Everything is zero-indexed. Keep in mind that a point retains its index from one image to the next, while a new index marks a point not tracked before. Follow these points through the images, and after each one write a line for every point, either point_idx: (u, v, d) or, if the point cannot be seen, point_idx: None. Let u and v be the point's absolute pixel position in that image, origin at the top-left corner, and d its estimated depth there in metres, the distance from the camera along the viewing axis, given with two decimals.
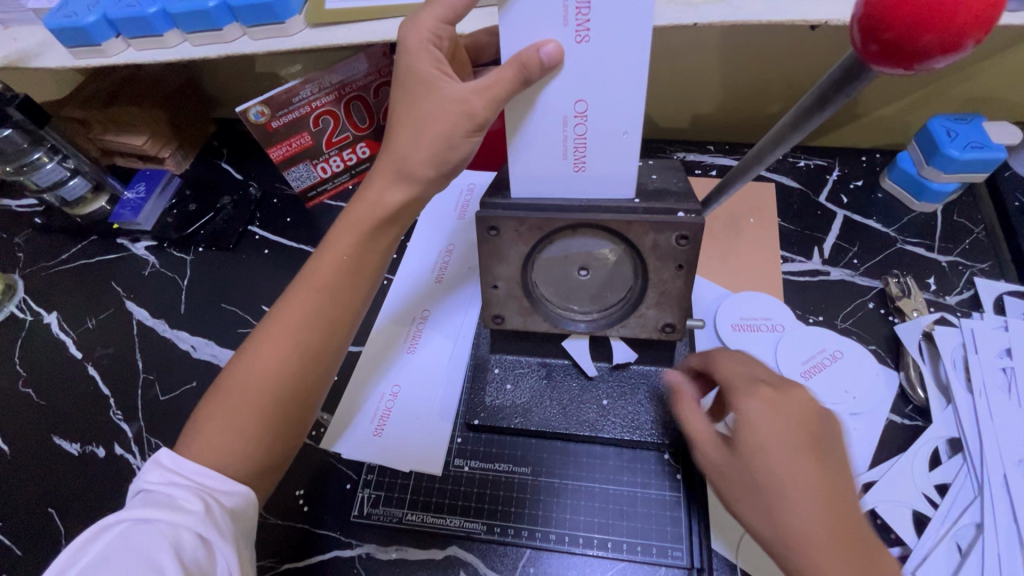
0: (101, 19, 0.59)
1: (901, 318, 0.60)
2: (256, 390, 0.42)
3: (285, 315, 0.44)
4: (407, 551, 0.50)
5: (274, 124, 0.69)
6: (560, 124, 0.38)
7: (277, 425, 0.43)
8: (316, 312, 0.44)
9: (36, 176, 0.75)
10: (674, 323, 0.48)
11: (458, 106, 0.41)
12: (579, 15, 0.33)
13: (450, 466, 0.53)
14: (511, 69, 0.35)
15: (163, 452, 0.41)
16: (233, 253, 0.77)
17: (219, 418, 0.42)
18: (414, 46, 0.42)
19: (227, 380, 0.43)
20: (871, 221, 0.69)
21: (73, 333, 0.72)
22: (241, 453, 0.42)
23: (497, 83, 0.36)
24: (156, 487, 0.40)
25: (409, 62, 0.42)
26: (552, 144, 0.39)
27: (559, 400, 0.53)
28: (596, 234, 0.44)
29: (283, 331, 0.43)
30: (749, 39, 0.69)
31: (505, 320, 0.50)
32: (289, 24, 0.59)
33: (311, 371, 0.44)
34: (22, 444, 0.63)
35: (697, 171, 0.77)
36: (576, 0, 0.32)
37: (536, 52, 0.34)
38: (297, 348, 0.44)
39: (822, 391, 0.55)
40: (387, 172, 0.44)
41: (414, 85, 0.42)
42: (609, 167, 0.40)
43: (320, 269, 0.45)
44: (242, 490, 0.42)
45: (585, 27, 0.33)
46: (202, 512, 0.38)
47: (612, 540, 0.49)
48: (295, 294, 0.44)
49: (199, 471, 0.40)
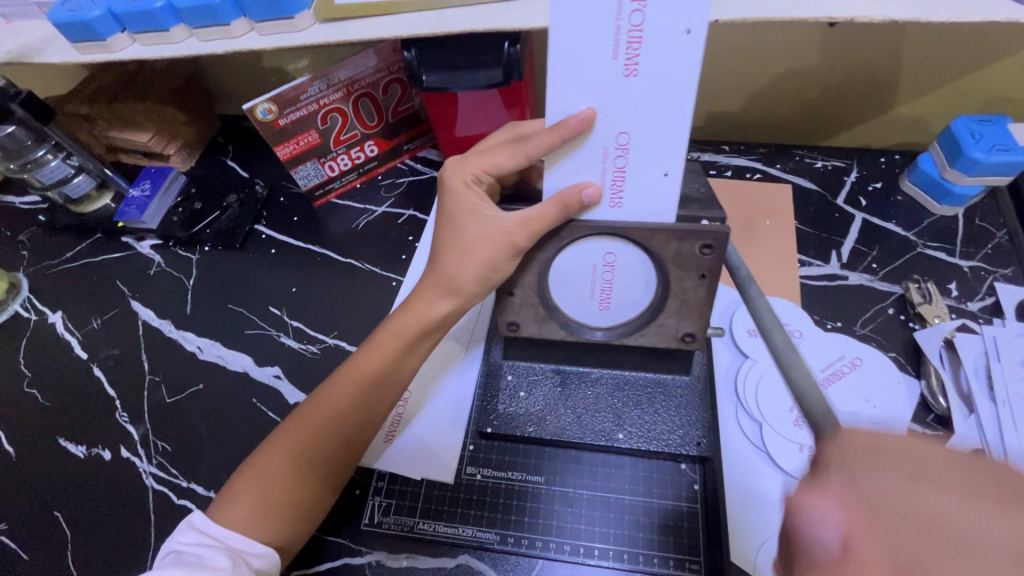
0: (106, 14, 0.58)
1: (922, 324, 0.59)
2: (290, 466, 0.45)
3: (325, 401, 0.47)
4: (417, 559, 0.49)
5: (282, 122, 0.67)
6: (590, 270, 0.45)
7: (300, 505, 0.45)
8: (353, 404, 0.47)
9: (40, 173, 0.74)
10: (694, 332, 0.47)
11: (501, 235, 0.42)
12: (616, 184, 0.39)
13: (462, 473, 0.52)
14: (553, 207, 0.39)
15: (197, 514, 0.44)
16: (240, 252, 0.76)
17: (250, 486, 0.44)
18: (459, 186, 0.44)
19: (264, 455, 0.46)
20: (890, 224, 0.68)
21: (78, 333, 0.71)
22: (265, 528, 0.43)
23: (538, 218, 0.40)
24: (188, 547, 0.43)
25: (455, 199, 0.45)
26: (580, 282, 0.46)
27: (573, 408, 0.52)
28: (620, 246, 0.43)
29: (322, 416, 0.46)
30: (768, 35, 0.67)
31: (520, 327, 0.49)
32: (298, 19, 0.57)
33: (340, 454, 0.47)
34: (28, 445, 0.63)
35: (712, 171, 0.75)
36: (613, 177, 0.39)
37: (578, 193, 0.39)
38: (333, 427, 0.46)
39: (843, 402, 0.54)
40: (437, 249, 0.46)
41: (461, 217, 0.44)
42: (650, 184, 0.38)
43: (366, 353, 0.48)
44: (270, 552, 0.43)
45: (619, 194, 0.40)
46: (229, 570, 0.41)
47: (628, 552, 0.48)
48: (336, 383, 0.48)
49: (228, 533, 0.43)
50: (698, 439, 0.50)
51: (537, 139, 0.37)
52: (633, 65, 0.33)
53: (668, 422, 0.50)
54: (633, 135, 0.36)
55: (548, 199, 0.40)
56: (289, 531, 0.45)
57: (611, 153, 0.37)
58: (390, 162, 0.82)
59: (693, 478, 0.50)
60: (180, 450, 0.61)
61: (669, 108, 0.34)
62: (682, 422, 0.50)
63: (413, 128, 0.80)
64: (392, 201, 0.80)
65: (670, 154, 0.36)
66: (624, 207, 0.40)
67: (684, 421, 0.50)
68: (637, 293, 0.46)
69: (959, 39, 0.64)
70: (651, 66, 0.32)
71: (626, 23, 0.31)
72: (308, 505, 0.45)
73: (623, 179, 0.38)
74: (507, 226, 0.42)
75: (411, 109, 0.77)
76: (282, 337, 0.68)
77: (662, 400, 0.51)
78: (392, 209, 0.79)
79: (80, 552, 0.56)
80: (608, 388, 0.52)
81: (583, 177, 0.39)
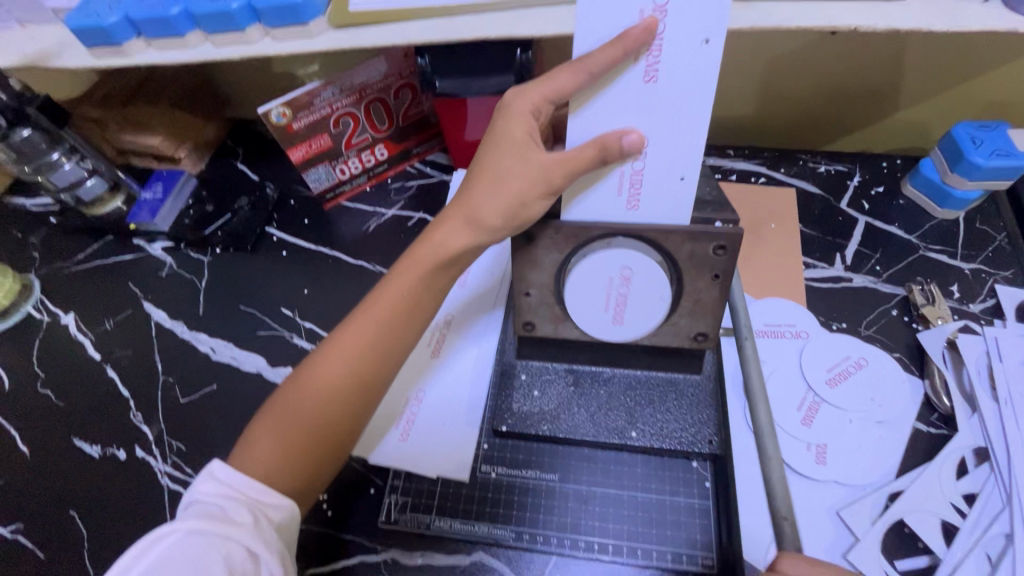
0: (122, 19, 0.59)
1: (925, 326, 0.60)
2: (307, 416, 0.45)
3: (343, 340, 0.46)
4: (433, 556, 0.50)
5: (295, 126, 0.68)
6: (606, 283, 0.46)
7: (321, 453, 0.46)
8: (370, 344, 0.46)
9: (54, 176, 0.74)
10: (707, 332, 0.48)
11: (538, 173, 0.40)
12: (633, 189, 0.41)
13: (477, 472, 0.53)
14: (593, 149, 0.38)
15: (217, 464, 0.44)
16: (252, 254, 0.77)
17: (269, 434, 0.45)
18: (514, 113, 0.42)
19: (282, 401, 0.46)
20: (892, 227, 0.69)
21: (91, 334, 0.71)
22: (285, 475, 0.45)
23: (577, 158, 0.38)
24: (209, 497, 0.43)
25: (506, 125, 0.42)
26: (595, 295, 0.47)
27: (586, 407, 0.53)
28: (637, 261, 0.44)
29: (340, 356, 0.46)
30: (772, 42, 0.68)
31: (535, 327, 0.50)
32: (312, 25, 0.58)
33: (361, 395, 0.46)
34: (43, 445, 0.63)
35: (718, 175, 0.76)
36: (630, 178, 0.40)
37: (619, 139, 0.37)
38: (347, 381, 0.46)
39: (848, 400, 0.55)
40: (459, 214, 0.45)
41: (506, 146, 0.42)
42: (667, 190, 0.40)
43: (378, 304, 0.47)
44: (289, 504, 0.44)
45: (637, 196, 0.41)
46: (252, 526, 0.41)
47: (641, 548, 0.49)
48: (354, 320, 0.47)
49: (251, 485, 0.43)
50: (710, 437, 0.51)
51: (598, 56, 0.34)
52: (653, 72, 0.35)
53: (680, 420, 0.51)
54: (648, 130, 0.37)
55: (589, 141, 0.38)
56: (308, 478, 0.46)
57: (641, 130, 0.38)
58: (400, 165, 0.83)
59: (704, 476, 0.51)
60: (194, 450, 0.62)
61: (686, 110, 0.36)
62: (694, 420, 0.51)
63: (422, 132, 0.81)
64: (402, 203, 0.80)
65: (685, 158, 0.38)
66: (641, 210, 0.42)
67: (696, 419, 0.51)
68: (653, 310, 0.47)
69: (959, 47, 0.65)
70: (670, 67, 0.35)
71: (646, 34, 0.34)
72: (326, 457, 0.46)
73: (640, 180, 0.40)
74: (545, 162, 0.40)
75: (421, 113, 0.78)
76: (294, 337, 0.69)
77: (674, 398, 0.52)
78: (402, 211, 0.80)
79: (96, 551, 0.57)
80: (620, 387, 0.53)
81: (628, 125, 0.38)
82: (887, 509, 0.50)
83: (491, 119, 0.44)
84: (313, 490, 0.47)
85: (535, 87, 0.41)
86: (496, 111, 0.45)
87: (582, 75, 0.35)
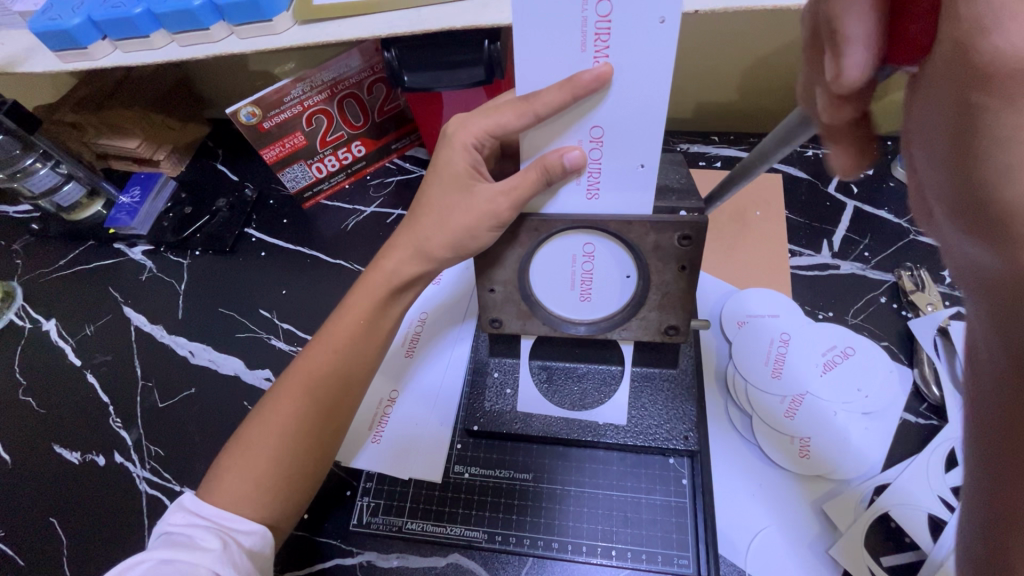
0: (86, 21, 0.58)
1: (915, 313, 0.58)
2: (276, 436, 0.45)
3: (304, 363, 0.47)
4: (407, 559, 0.49)
5: (266, 125, 0.67)
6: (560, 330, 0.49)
7: (291, 485, 0.45)
8: (333, 369, 0.47)
9: (30, 182, 0.74)
10: (678, 325, 0.47)
11: (486, 205, 0.41)
12: (592, 175, 0.39)
13: (449, 473, 0.52)
14: (535, 172, 0.38)
15: (187, 495, 0.44)
16: (231, 256, 0.76)
17: (237, 464, 0.44)
18: (455, 145, 0.43)
19: (247, 432, 0.46)
20: (882, 211, 0.67)
21: (72, 340, 0.71)
22: (258, 501, 0.43)
23: (521, 184, 0.39)
24: (179, 528, 0.42)
25: (449, 157, 0.44)
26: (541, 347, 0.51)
27: (561, 405, 0.52)
28: (595, 287, 0.46)
29: (299, 381, 0.46)
30: (755, 24, 0.66)
31: (503, 324, 0.49)
32: (277, 21, 0.57)
33: (325, 422, 0.46)
34: (24, 453, 0.63)
35: (701, 163, 0.75)
36: (582, 250, 0.44)
37: (559, 158, 0.37)
38: (305, 411, 0.46)
39: (834, 391, 0.54)
40: (407, 240, 0.47)
41: (447, 178, 0.44)
42: (629, 185, 0.39)
43: (336, 330, 0.48)
44: (262, 529, 0.43)
45: (589, 254, 0.44)
46: (221, 550, 0.40)
47: (616, 548, 0.48)
48: (313, 347, 0.48)
49: (218, 513, 0.42)
50: (686, 432, 0.50)
51: (548, 98, 0.34)
52: (597, 146, 0.37)
53: (655, 416, 0.51)
54: (606, 129, 0.36)
55: (532, 165, 0.39)
56: (282, 509, 0.45)
57: (584, 147, 0.37)
58: (378, 161, 0.82)
59: (681, 472, 0.50)
60: (172, 454, 0.61)
61: (634, 124, 0.35)
62: (669, 416, 0.50)
63: (400, 127, 0.80)
64: (381, 201, 0.79)
65: (639, 159, 0.37)
66: (602, 198, 0.40)
67: (671, 413, 0.51)
68: (608, 316, 0.48)
69: None
70: (618, 127, 0.35)
71: (585, 137, 0.37)
72: (296, 483, 0.45)
73: (592, 255, 0.44)
74: (491, 194, 0.41)
75: (398, 108, 0.77)
76: (272, 339, 0.68)
77: (649, 394, 0.51)
78: (380, 209, 0.79)
79: (75, 558, 0.56)
80: (580, 371, 0.53)
81: (569, 142, 0.37)
82: (873, 503, 0.49)
83: (436, 151, 0.46)
84: (290, 514, 0.46)
85: (475, 119, 0.42)
86: (440, 138, 0.46)
87: (529, 117, 0.36)
